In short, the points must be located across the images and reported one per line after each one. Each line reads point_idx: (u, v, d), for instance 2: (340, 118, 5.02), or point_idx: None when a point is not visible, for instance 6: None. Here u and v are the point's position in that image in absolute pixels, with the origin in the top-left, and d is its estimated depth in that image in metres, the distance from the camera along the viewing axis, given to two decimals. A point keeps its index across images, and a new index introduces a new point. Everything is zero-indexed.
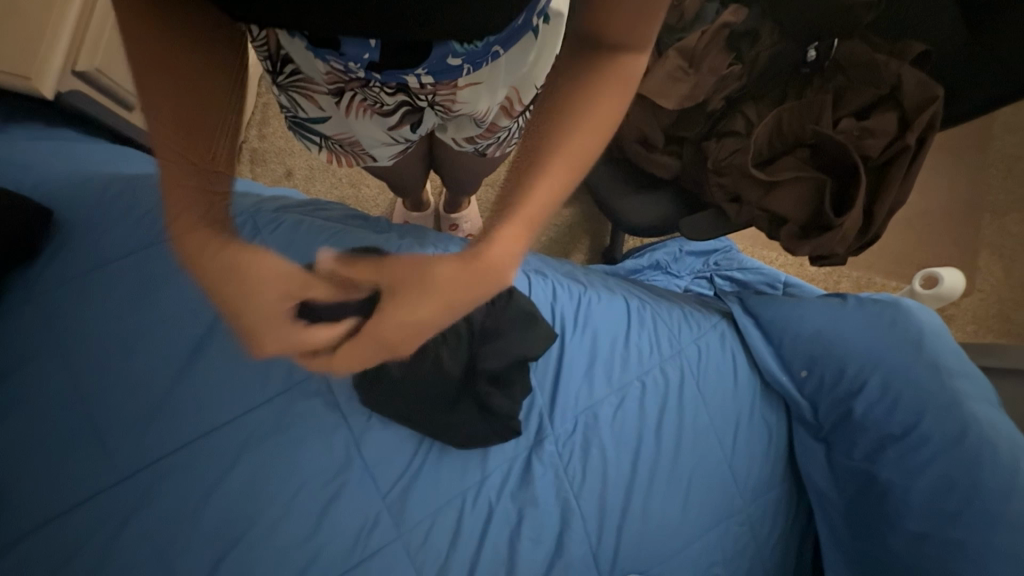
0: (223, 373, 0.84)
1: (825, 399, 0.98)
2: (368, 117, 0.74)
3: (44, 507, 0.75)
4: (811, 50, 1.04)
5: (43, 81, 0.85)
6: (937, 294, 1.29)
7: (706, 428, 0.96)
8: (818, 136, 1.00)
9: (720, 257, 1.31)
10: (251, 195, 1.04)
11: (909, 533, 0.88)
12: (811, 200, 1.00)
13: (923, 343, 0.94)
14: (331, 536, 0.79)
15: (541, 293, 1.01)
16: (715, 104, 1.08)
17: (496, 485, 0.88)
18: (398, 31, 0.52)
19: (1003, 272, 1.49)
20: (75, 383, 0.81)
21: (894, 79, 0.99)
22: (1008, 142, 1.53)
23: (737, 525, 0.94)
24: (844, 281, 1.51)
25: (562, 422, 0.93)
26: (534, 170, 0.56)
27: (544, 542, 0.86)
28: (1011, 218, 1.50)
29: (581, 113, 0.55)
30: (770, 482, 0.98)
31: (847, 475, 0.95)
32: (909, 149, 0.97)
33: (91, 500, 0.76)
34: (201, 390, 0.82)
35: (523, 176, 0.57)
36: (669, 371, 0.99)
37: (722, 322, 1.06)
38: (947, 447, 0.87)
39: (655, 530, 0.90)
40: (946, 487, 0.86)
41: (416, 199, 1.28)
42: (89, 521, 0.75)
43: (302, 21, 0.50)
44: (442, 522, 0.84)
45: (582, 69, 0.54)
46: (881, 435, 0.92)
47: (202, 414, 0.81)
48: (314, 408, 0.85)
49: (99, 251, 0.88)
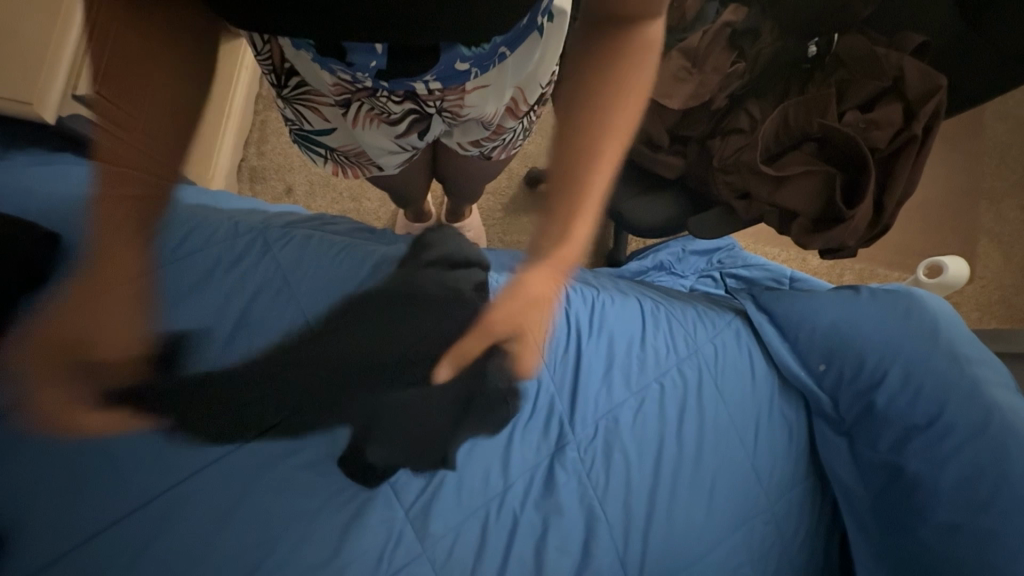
0: (236, 405, 0.81)
1: (845, 393, 0.97)
2: (375, 127, 0.73)
3: (52, 543, 0.72)
4: (812, 45, 1.06)
5: (45, 105, 0.88)
6: (942, 282, 1.30)
7: (727, 427, 0.96)
8: (825, 129, 1.00)
9: (723, 256, 1.31)
10: (257, 211, 1.03)
11: (941, 524, 0.85)
12: (821, 193, 1.00)
13: (940, 330, 0.93)
14: (354, 553, 0.78)
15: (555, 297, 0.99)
16: (720, 103, 1.08)
17: (519, 494, 0.86)
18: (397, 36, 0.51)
19: (1002, 258, 1.50)
20: None
21: (895, 71, 1.00)
22: (999, 130, 1.55)
23: (763, 524, 0.93)
24: (847, 275, 1.52)
25: (583, 428, 0.92)
26: (577, 152, 0.56)
27: (570, 549, 0.85)
28: (1007, 205, 1.52)
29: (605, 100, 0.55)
30: (794, 477, 0.98)
31: (873, 467, 0.95)
32: (916, 139, 0.98)
33: (107, 530, 0.74)
34: (213, 415, 0.80)
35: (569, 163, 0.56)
36: (688, 371, 0.98)
37: (736, 319, 1.06)
38: (972, 436, 0.86)
39: (681, 531, 0.89)
40: (975, 476, 0.84)
41: (419, 210, 1.27)
42: (104, 554, 0.73)
43: (301, 28, 0.50)
44: (467, 533, 0.83)
45: (601, 52, 0.54)
46: (905, 427, 0.92)
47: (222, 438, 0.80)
48: (330, 429, 0.83)
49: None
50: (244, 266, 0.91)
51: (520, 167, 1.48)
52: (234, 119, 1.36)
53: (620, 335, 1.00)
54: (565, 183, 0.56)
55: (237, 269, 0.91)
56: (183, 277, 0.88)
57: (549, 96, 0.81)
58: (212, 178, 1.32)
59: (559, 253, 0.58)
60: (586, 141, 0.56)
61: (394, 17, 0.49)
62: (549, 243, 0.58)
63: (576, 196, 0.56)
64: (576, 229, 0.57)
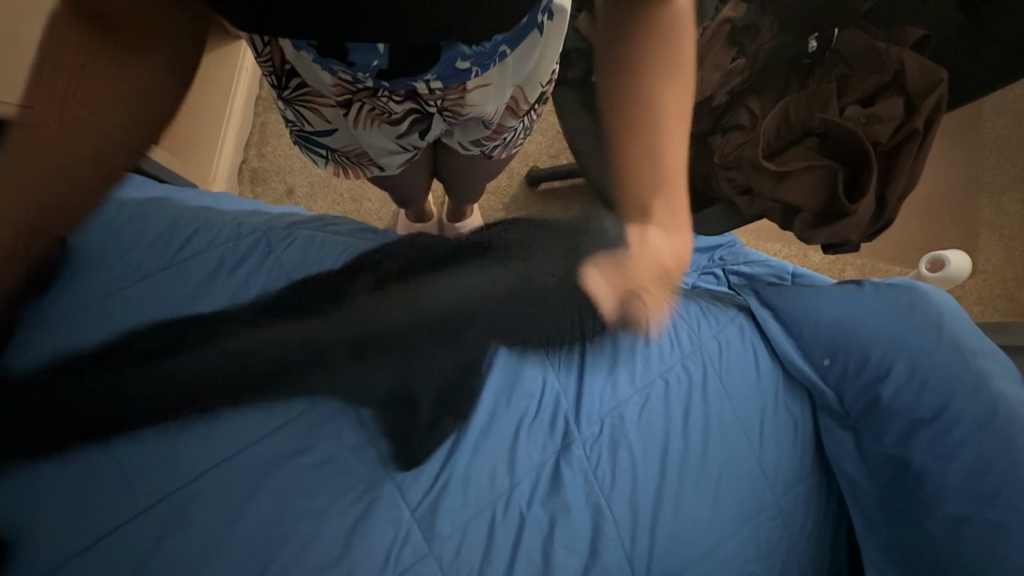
0: None
1: (850, 387, 0.97)
2: (377, 127, 0.73)
3: None
4: (812, 40, 1.05)
5: None
6: (945, 276, 1.30)
7: (732, 422, 0.96)
8: (827, 124, 1.01)
9: (725, 253, 1.28)
10: (261, 215, 1.05)
11: (948, 516, 0.85)
12: (824, 188, 1.01)
13: (944, 323, 0.93)
14: (361, 554, 0.80)
15: None
16: (720, 99, 1.07)
17: (525, 493, 0.87)
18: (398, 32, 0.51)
19: (1003, 251, 1.51)
20: None
21: (896, 65, 1.00)
22: (998, 124, 1.56)
23: (770, 520, 0.93)
24: (849, 270, 1.52)
25: (589, 425, 0.92)
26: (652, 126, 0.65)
27: (577, 547, 0.85)
28: (1008, 198, 1.53)
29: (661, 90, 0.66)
30: (800, 472, 0.98)
31: (879, 461, 0.95)
32: (918, 132, 0.98)
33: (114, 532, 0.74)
34: None
35: (647, 143, 0.65)
36: (692, 366, 0.98)
37: (739, 315, 1.06)
38: (979, 428, 0.86)
39: (687, 529, 0.89)
40: (982, 469, 0.84)
41: (420, 210, 1.27)
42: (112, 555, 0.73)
43: (303, 27, 0.50)
44: (473, 533, 0.84)
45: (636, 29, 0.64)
46: (910, 420, 0.91)
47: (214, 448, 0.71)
48: None
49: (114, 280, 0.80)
50: None
51: (520, 165, 1.49)
52: (234, 121, 1.37)
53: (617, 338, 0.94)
54: (653, 168, 0.64)
55: None
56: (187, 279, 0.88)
57: (549, 95, 0.81)
58: (213, 181, 1.32)
59: (677, 223, 0.64)
60: (652, 116, 0.65)
61: (395, 19, 0.49)
62: (666, 219, 0.63)
63: (661, 183, 0.63)
64: (675, 207, 0.64)
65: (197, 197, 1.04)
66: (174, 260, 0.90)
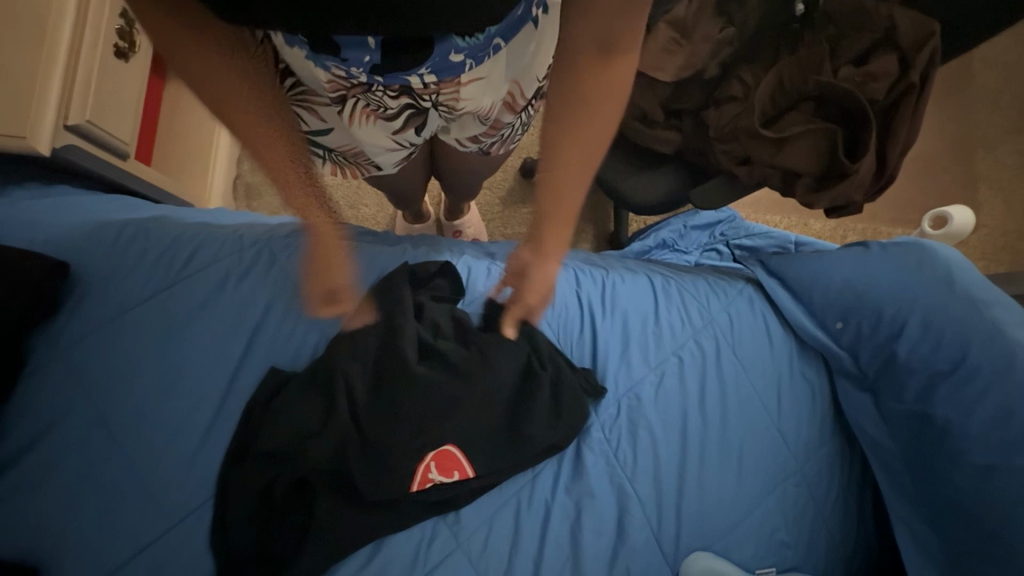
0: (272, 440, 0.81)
1: (865, 347, 0.97)
2: (372, 124, 0.72)
3: (105, 558, 0.77)
4: (798, 4, 1.05)
5: (38, 137, 0.87)
6: (948, 233, 1.29)
7: (749, 393, 0.96)
8: (822, 86, 0.99)
9: (726, 228, 1.30)
10: (260, 224, 1.03)
11: (975, 468, 0.84)
12: (824, 151, 1.00)
13: (954, 277, 0.93)
14: (392, 552, 0.81)
15: (590, 287, 1.02)
16: (711, 73, 1.09)
17: (548, 480, 0.88)
18: (392, 31, 0.51)
19: (1003, 203, 1.49)
20: (99, 416, 0.84)
21: (887, 22, 1.00)
22: (989, 78, 1.54)
23: (795, 487, 0.93)
24: (851, 234, 1.51)
25: (606, 409, 0.92)
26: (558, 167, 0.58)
27: (605, 530, 0.85)
28: (1004, 150, 1.51)
29: (597, 120, 0.55)
30: (821, 438, 0.98)
31: (899, 419, 0.94)
32: (914, 87, 0.97)
33: (159, 538, 0.79)
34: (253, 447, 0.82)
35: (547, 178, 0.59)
36: (704, 341, 0.99)
37: (748, 286, 1.06)
38: (998, 377, 0.85)
39: (716, 503, 0.89)
40: (1006, 416, 0.83)
41: (417, 211, 1.27)
42: (154, 566, 0.77)
43: (291, 25, 0.49)
44: (502, 523, 0.84)
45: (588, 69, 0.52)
46: (929, 373, 0.91)
47: (215, 470, 0.83)
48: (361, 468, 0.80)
49: (133, 348, 0.87)
50: (252, 281, 0.93)
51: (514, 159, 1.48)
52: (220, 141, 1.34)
53: (637, 329, 0.99)
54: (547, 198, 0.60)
55: (244, 285, 0.93)
56: (193, 294, 0.91)
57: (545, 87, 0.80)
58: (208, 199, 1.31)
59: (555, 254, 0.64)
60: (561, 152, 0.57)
61: (388, 21, 0.49)
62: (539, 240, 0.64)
63: (548, 215, 0.61)
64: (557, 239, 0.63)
65: (195, 213, 1.04)
66: (178, 278, 0.92)
